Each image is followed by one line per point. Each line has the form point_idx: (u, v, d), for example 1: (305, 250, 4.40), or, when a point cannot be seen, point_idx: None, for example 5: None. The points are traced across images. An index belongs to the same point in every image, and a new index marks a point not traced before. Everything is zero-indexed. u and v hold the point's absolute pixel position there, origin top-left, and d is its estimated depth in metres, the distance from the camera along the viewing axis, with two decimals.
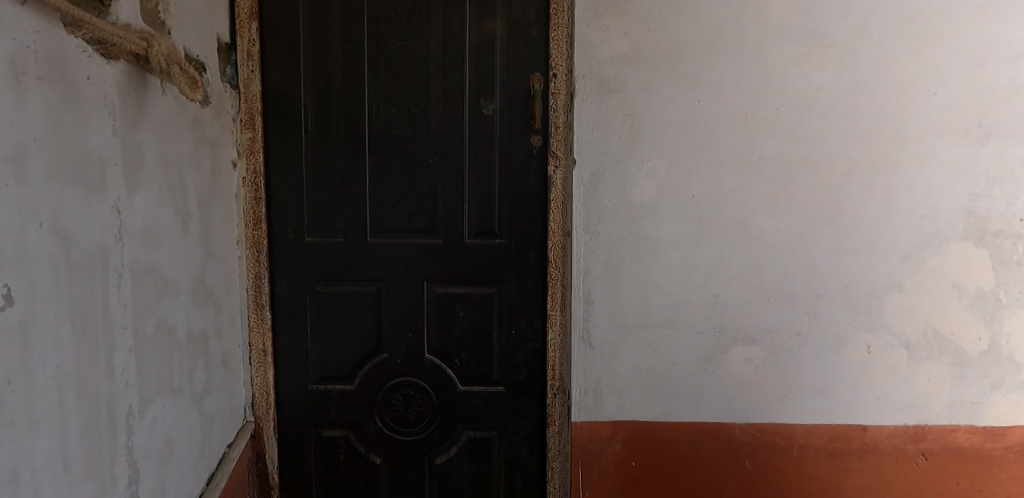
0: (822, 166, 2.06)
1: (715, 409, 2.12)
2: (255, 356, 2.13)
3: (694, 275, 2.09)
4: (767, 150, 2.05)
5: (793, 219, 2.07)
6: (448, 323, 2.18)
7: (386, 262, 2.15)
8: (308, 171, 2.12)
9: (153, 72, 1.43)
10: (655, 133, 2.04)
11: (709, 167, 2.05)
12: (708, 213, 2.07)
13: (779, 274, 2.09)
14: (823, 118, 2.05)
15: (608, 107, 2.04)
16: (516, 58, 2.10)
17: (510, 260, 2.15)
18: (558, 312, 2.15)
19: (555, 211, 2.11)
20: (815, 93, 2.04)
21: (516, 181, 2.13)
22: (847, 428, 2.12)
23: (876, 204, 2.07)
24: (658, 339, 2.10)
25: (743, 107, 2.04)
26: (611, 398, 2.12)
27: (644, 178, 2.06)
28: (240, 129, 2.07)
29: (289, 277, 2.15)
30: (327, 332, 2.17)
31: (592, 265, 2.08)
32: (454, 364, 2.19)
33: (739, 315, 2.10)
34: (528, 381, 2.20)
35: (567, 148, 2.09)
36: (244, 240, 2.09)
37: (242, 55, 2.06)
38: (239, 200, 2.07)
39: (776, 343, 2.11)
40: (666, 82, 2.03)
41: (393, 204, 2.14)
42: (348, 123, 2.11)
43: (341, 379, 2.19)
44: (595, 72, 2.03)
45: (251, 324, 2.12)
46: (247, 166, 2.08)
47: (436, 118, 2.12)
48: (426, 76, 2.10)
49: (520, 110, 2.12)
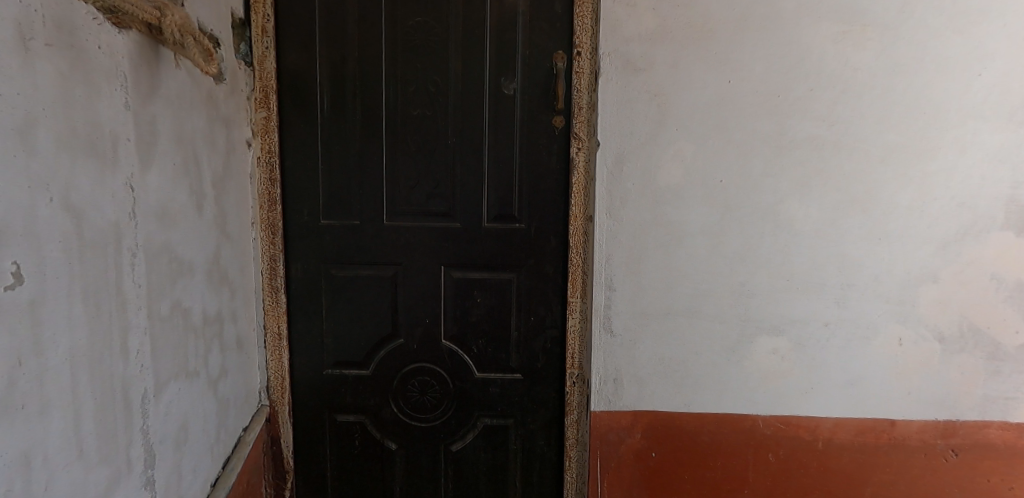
0: (856, 150, 1.99)
1: (739, 401, 2.07)
2: (270, 339, 2.10)
3: (720, 263, 2.02)
4: (799, 133, 1.98)
5: (825, 205, 2.00)
6: (466, 309, 2.13)
7: (402, 246, 2.10)
8: (324, 152, 2.07)
9: (167, 44, 1.38)
10: (683, 115, 1.98)
11: (738, 151, 1.99)
12: (737, 198, 2.00)
13: (809, 263, 2.02)
14: (859, 100, 1.97)
15: (634, 87, 1.97)
16: (538, 36, 2.03)
17: (529, 245, 2.10)
18: (578, 299, 2.10)
19: (577, 195, 2.05)
20: (851, 73, 1.97)
21: (537, 164, 2.07)
22: (875, 422, 2.06)
23: (912, 191, 1.99)
24: (682, 328, 2.05)
25: (775, 87, 1.97)
26: (631, 388, 2.07)
27: (670, 161, 1.99)
28: (255, 108, 2.02)
29: (304, 260, 2.11)
30: (342, 317, 2.14)
31: (614, 251, 2.02)
32: (471, 350, 2.14)
33: (766, 304, 2.04)
34: (546, 369, 2.15)
35: (590, 130, 2.03)
36: (259, 221, 2.05)
37: (256, 32, 2.00)
38: (254, 180, 2.02)
39: (804, 333, 2.05)
40: (695, 61, 1.96)
41: (410, 186, 2.08)
42: (365, 103, 2.05)
43: (357, 364, 2.15)
44: (621, 50, 1.96)
45: (266, 307, 2.09)
46: (262, 146, 2.03)
47: (455, 98, 2.05)
48: (446, 54, 2.04)
49: (542, 90, 2.05)
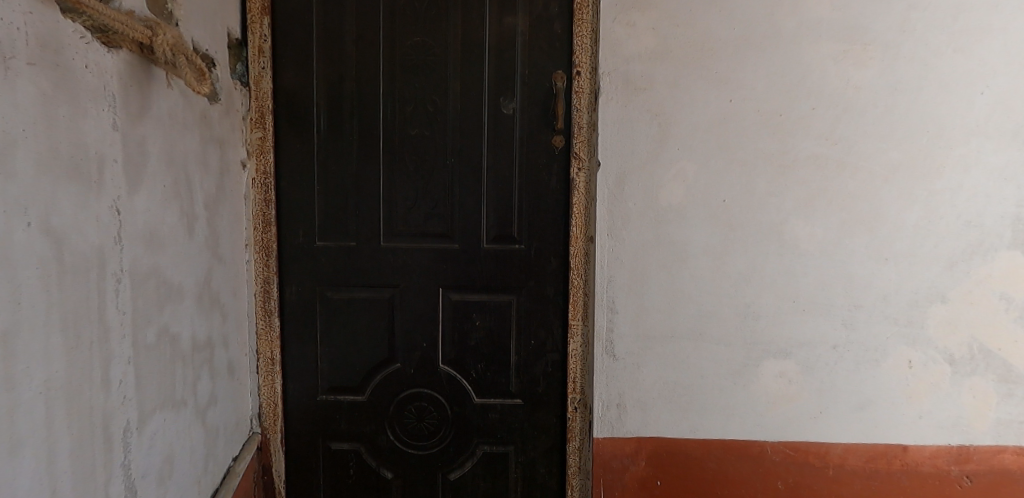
0: (861, 169, 1.95)
1: (746, 427, 2.01)
2: (262, 364, 2.05)
3: (724, 284, 1.98)
4: (802, 152, 1.95)
5: (829, 225, 1.97)
6: (464, 332, 2.08)
7: (400, 267, 2.05)
8: (320, 172, 2.03)
9: (158, 63, 1.35)
10: (685, 133, 1.95)
11: (741, 170, 1.95)
12: (740, 218, 1.96)
13: (815, 284, 1.98)
14: (862, 119, 1.95)
15: (635, 106, 1.94)
16: (538, 55, 2.01)
17: (529, 267, 2.06)
18: (579, 322, 2.05)
19: (577, 215, 2.02)
20: (853, 92, 1.94)
21: (537, 184, 2.04)
22: (886, 448, 2.00)
23: (918, 210, 1.96)
24: (686, 351, 1.99)
25: (777, 106, 1.94)
26: (635, 413, 2.01)
27: (672, 181, 1.96)
28: (250, 128, 1.99)
29: (299, 283, 2.06)
30: (338, 340, 2.08)
31: (616, 272, 1.98)
32: (470, 375, 2.09)
33: (771, 326, 1.99)
34: (547, 394, 2.09)
35: (590, 150, 2.00)
36: (253, 243, 2.01)
37: (253, 52, 1.98)
38: (247, 202, 1.99)
39: (811, 356, 2.00)
40: (696, 80, 1.94)
41: (407, 206, 2.05)
42: (362, 123, 2.02)
43: (352, 389, 2.10)
44: (621, 69, 1.94)
45: (259, 331, 2.04)
46: (257, 166, 2.00)
47: (453, 117, 2.03)
48: (444, 74, 2.02)
49: (541, 109, 2.02)
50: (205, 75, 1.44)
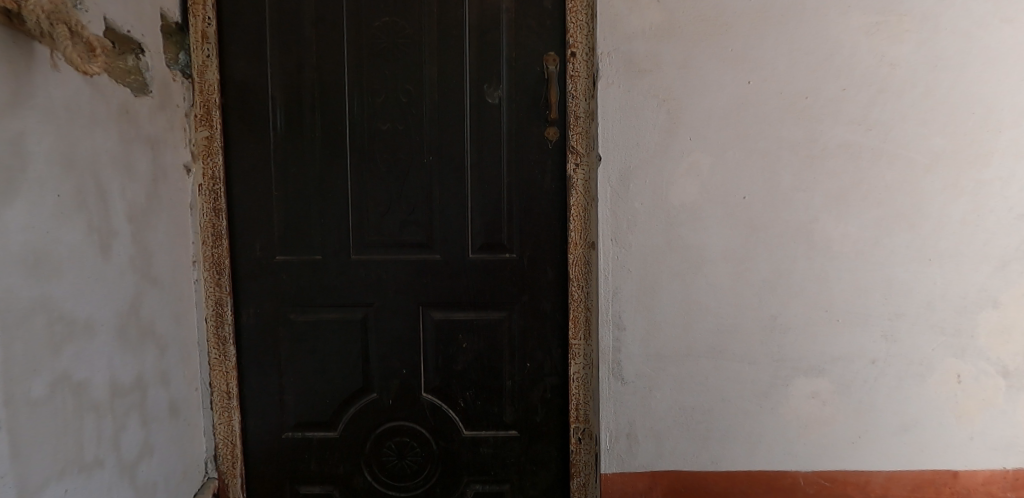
0: (899, 158, 1.70)
1: (774, 456, 1.75)
2: (217, 399, 1.77)
3: (746, 293, 1.72)
4: (831, 140, 1.70)
5: (865, 223, 1.71)
6: (449, 356, 1.81)
7: (373, 284, 1.78)
8: (278, 175, 1.76)
9: (36, 36, 1.11)
10: (698, 121, 1.69)
11: (762, 161, 1.70)
12: (763, 216, 1.71)
13: (849, 290, 1.72)
14: (899, 100, 1.70)
15: (639, 91, 1.68)
16: (526, 35, 1.75)
17: (522, 279, 1.79)
18: (581, 341, 1.78)
19: (576, 218, 1.76)
20: (889, 70, 1.69)
21: (528, 183, 1.77)
22: (934, 475, 1.76)
23: (965, 203, 1.71)
24: (705, 371, 1.73)
25: (802, 88, 1.69)
26: (648, 444, 1.75)
27: (684, 176, 1.70)
28: (195, 126, 1.72)
29: (257, 304, 1.78)
30: (304, 369, 1.80)
31: (622, 283, 1.72)
32: (457, 405, 1.82)
33: (802, 340, 1.73)
34: (547, 424, 1.83)
35: (588, 142, 1.74)
36: (202, 259, 1.73)
37: (195, 38, 1.71)
38: (194, 212, 1.71)
39: (847, 374, 1.74)
40: (709, 60, 1.68)
41: (380, 213, 1.78)
42: (325, 118, 1.75)
43: (322, 425, 1.82)
44: (622, 49, 1.68)
45: (212, 361, 1.76)
46: (204, 170, 1.73)
47: (430, 109, 1.76)
48: (419, 59, 1.75)
49: (531, 97, 1.76)
50: (96, 53, 1.13)
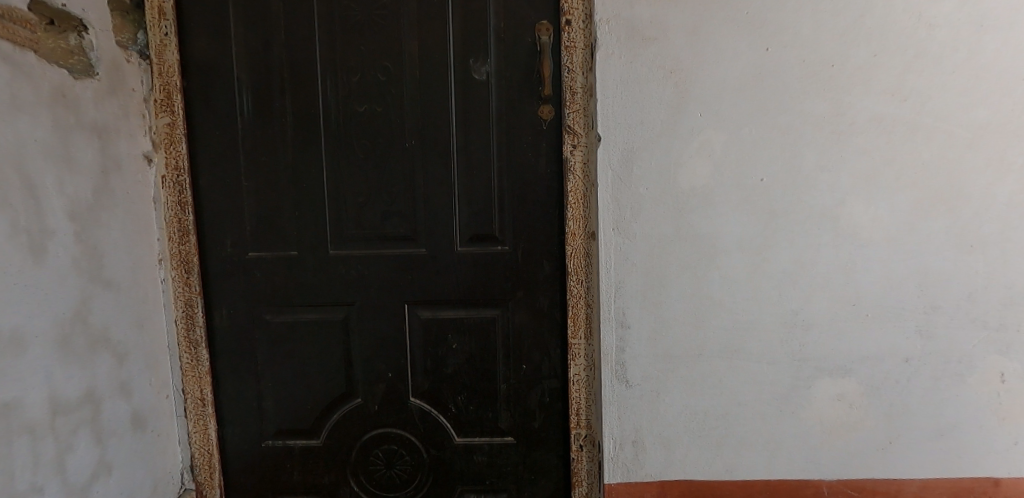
0: (937, 133, 1.51)
1: (796, 464, 1.60)
2: (191, 407, 1.65)
3: (764, 286, 1.55)
4: (861, 113, 1.51)
5: (898, 207, 1.53)
6: (439, 358, 1.67)
7: (354, 281, 1.64)
8: (247, 164, 1.61)
9: None
10: (709, 95, 1.51)
11: (782, 139, 1.52)
12: (783, 201, 1.53)
13: (880, 282, 1.55)
14: (938, 67, 1.49)
15: (643, 62, 1.50)
16: (516, 2, 1.57)
17: (516, 273, 1.63)
18: (582, 341, 1.63)
19: (574, 207, 1.59)
20: (927, 32, 1.49)
21: (522, 168, 1.61)
22: (973, 483, 1.59)
23: (1013, 181, 1.51)
24: (719, 373, 1.57)
25: (827, 55, 1.50)
26: (655, 452, 1.60)
27: (694, 158, 1.52)
28: (155, 112, 1.57)
29: (230, 305, 1.64)
30: (283, 373, 1.67)
31: (626, 277, 1.55)
32: (449, 410, 1.68)
33: (827, 338, 1.56)
34: (546, 430, 1.68)
35: (587, 121, 1.57)
36: (168, 257, 1.60)
37: (152, 14, 1.55)
38: (158, 207, 1.58)
39: (878, 374, 1.57)
40: (721, 25, 1.49)
41: (359, 204, 1.62)
42: (297, 100, 1.59)
43: (305, 432, 1.69)
44: (624, 14, 1.50)
45: (183, 367, 1.63)
46: (167, 160, 1.58)
47: (411, 87, 1.59)
48: (398, 32, 1.58)
49: (523, 72, 1.59)
50: None
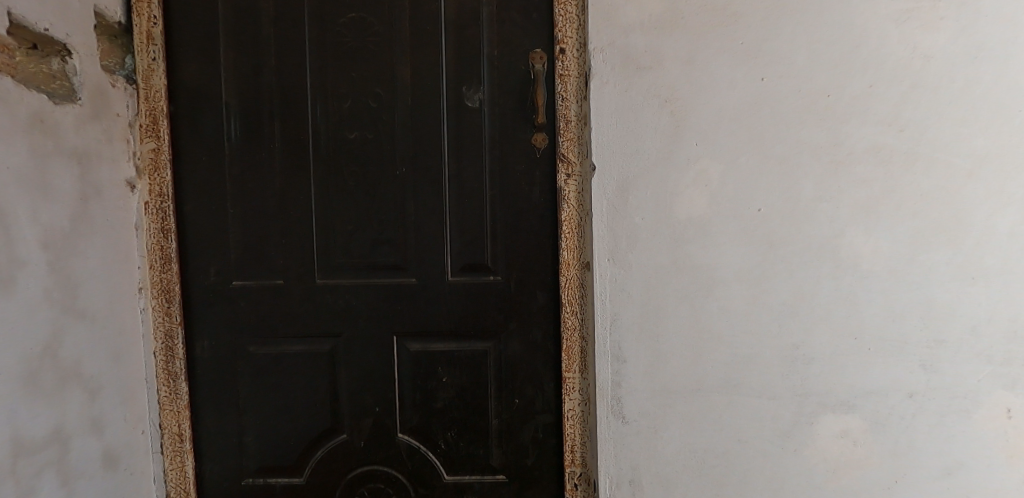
0: (935, 162, 1.49)
1: None
2: (168, 442, 1.58)
3: (764, 319, 1.51)
4: (858, 143, 1.49)
5: (899, 238, 1.50)
6: (429, 392, 1.61)
7: (342, 311, 1.58)
8: (234, 191, 1.57)
9: None
10: (706, 123, 1.49)
11: (779, 168, 1.49)
12: (782, 231, 1.50)
13: (882, 314, 1.51)
14: (935, 97, 1.48)
15: (638, 91, 1.49)
16: (510, 30, 1.55)
17: (509, 304, 1.59)
18: (577, 375, 1.58)
19: (568, 236, 1.56)
20: (922, 63, 1.48)
21: (515, 196, 1.57)
22: None
23: (1014, 212, 1.48)
24: (719, 408, 1.52)
25: (823, 85, 1.49)
26: (653, 491, 1.54)
27: (690, 187, 1.49)
28: (140, 137, 1.53)
29: (212, 336, 1.58)
30: (266, 408, 1.61)
31: (622, 309, 1.51)
32: (439, 446, 1.61)
33: (829, 372, 1.52)
34: (540, 468, 1.61)
35: (581, 150, 1.54)
36: (149, 286, 1.54)
37: (140, 38, 1.52)
38: (140, 234, 1.53)
39: (881, 410, 1.52)
40: (716, 54, 1.48)
41: (348, 233, 1.58)
42: (285, 126, 1.56)
43: (287, 470, 1.62)
44: (618, 43, 1.49)
45: (161, 400, 1.57)
46: (151, 186, 1.54)
47: (403, 114, 1.57)
48: (389, 59, 1.56)
49: (516, 100, 1.57)
50: None
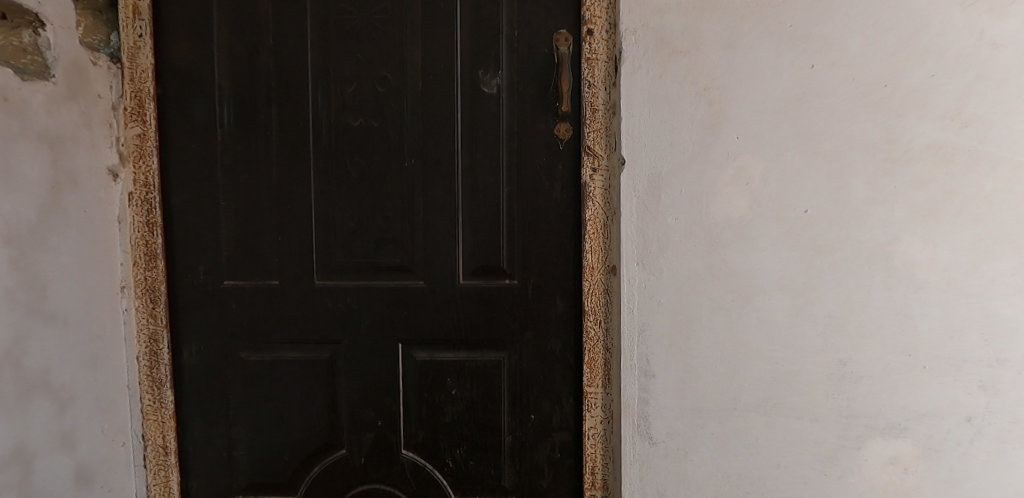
0: (1002, 163, 1.32)
1: None
2: (151, 455, 1.44)
3: (808, 333, 1.36)
4: (917, 140, 1.34)
5: (959, 245, 1.34)
6: (437, 406, 1.47)
7: (342, 316, 1.45)
8: (226, 182, 1.43)
9: None
10: (746, 116, 1.34)
11: (827, 166, 1.35)
12: (828, 236, 1.35)
13: (939, 330, 1.36)
14: (1003, 89, 1.32)
15: (673, 78, 1.34)
16: (532, 9, 1.41)
17: (526, 310, 1.45)
18: (599, 389, 1.44)
19: (593, 238, 1.42)
20: (990, 51, 1.32)
21: (534, 192, 1.43)
22: None
23: None
24: (755, 430, 1.38)
25: (879, 75, 1.33)
26: None
27: (728, 185, 1.35)
28: (124, 121, 1.39)
29: (201, 340, 1.45)
30: (259, 419, 1.47)
31: (650, 319, 1.37)
32: (446, 464, 1.48)
33: (878, 392, 1.37)
34: (556, 489, 1.48)
35: (609, 142, 1.40)
36: (131, 285, 1.41)
37: (125, 13, 1.38)
38: (122, 228, 1.39)
39: (936, 435, 1.37)
40: (759, 39, 1.34)
41: (351, 230, 1.44)
42: (283, 112, 1.42)
43: (281, 487, 1.48)
44: (652, 25, 1.34)
45: (144, 410, 1.43)
46: (135, 175, 1.40)
47: (413, 100, 1.43)
48: (399, 38, 1.42)
49: (538, 86, 1.42)
50: None
